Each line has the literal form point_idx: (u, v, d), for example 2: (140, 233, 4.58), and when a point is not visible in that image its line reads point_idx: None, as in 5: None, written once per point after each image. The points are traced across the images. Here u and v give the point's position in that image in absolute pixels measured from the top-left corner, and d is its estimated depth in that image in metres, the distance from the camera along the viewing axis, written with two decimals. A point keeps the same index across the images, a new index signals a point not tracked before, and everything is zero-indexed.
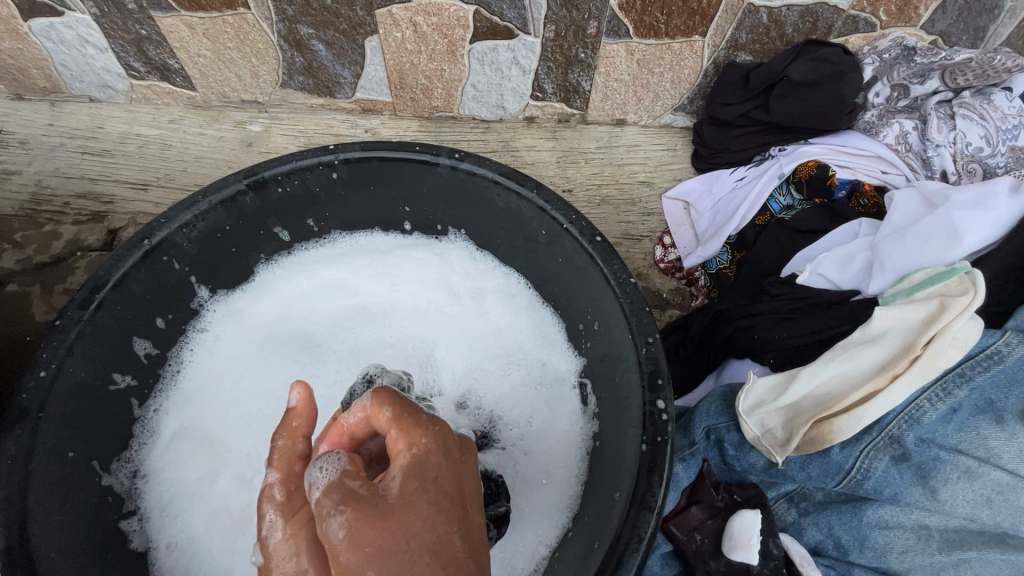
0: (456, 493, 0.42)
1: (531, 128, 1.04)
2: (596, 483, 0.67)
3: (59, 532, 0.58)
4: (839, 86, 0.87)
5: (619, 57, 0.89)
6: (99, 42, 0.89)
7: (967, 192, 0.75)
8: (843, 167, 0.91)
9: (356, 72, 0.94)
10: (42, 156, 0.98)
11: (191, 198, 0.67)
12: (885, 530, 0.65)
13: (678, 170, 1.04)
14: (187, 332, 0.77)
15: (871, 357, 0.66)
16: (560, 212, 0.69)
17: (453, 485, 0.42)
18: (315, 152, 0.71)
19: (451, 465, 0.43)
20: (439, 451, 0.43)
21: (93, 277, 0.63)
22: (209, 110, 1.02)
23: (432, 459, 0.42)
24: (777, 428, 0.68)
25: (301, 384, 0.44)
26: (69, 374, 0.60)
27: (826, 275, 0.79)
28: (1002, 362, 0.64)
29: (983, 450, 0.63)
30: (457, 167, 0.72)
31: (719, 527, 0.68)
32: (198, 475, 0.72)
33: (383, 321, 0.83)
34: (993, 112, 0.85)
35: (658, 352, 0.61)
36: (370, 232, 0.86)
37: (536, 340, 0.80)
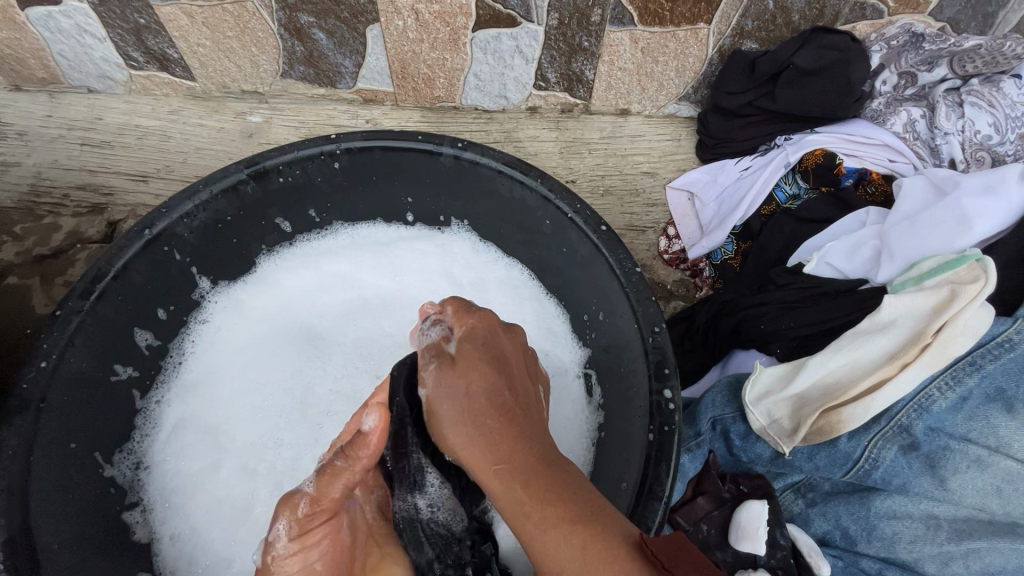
0: (495, 359, 0.53)
1: (533, 119, 1.03)
2: (601, 474, 0.66)
3: (61, 523, 0.57)
4: (846, 72, 0.86)
5: (623, 45, 0.88)
6: (97, 31, 0.88)
7: (977, 178, 0.74)
8: (850, 156, 0.90)
9: (357, 61, 0.93)
10: (40, 148, 0.97)
11: (191, 187, 0.66)
12: (894, 520, 0.64)
13: (683, 161, 1.03)
14: (188, 324, 0.76)
15: (880, 346, 0.66)
16: (564, 201, 0.68)
17: (491, 349, 0.54)
18: (317, 142, 0.70)
19: (491, 337, 0.55)
20: (475, 341, 0.54)
21: (93, 267, 0.62)
22: (208, 101, 1.01)
23: (479, 339, 0.54)
24: (784, 418, 0.67)
25: (376, 413, 0.57)
26: (70, 366, 0.60)
27: (834, 264, 0.79)
28: (1013, 350, 0.63)
29: (993, 440, 0.62)
30: (460, 157, 0.71)
31: (725, 518, 0.68)
32: (199, 466, 0.71)
33: (386, 313, 0.82)
34: (1001, 99, 0.84)
35: (665, 341, 0.60)
36: (372, 223, 0.85)
37: (539, 330, 0.80)
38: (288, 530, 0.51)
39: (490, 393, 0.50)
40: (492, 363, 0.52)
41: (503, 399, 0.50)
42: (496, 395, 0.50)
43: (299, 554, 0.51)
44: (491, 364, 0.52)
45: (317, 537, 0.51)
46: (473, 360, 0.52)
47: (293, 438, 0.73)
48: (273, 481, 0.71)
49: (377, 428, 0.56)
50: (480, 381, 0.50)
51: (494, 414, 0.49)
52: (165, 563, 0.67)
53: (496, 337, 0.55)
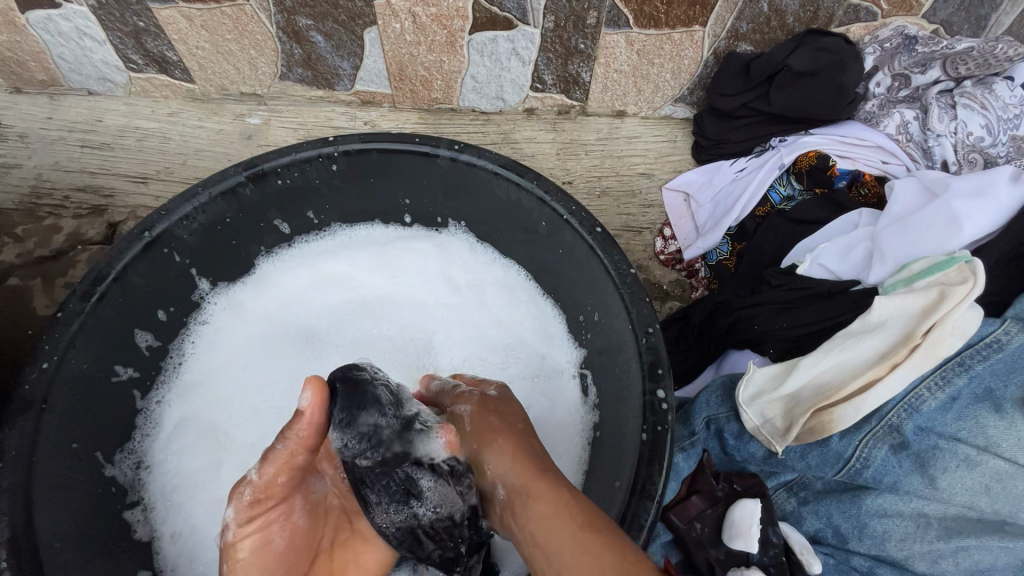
0: (506, 426, 0.57)
1: (530, 120, 1.03)
2: (596, 473, 0.67)
3: (63, 522, 0.58)
4: (840, 75, 0.87)
5: (619, 48, 0.89)
6: (97, 34, 0.89)
7: (967, 180, 0.74)
8: (843, 157, 0.90)
9: (355, 64, 0.94)
10: (41, 150, 0.98)
11: (190, 190, 0.67)
12: (884, 518, 0.65)
13: (679, 162, 1.03)
14: (188, 325, 0.77)
15: (871, 346, 0.67)
16: (560, 203, 0.68)
17: (496, 415, 0.59)
18: (314, 144, 0.71)
19: (490, 406, 0.60)
20: (484, 412, 0.59)
21: (94, 269, 0.63)
22: (208, 103, 1.02)
23: (489, 410, 0.59)
24: (776, 417, 0.68)
25: (311, 386, 0.51)
26: (71, 366, 0.61)
27: (826, 265, 0.79)
28: (1001, 351, 0.65)
29: (982, 439, 0.63)
30: (457, 159, 0.72)
31: (719, 517, 0.68)
32: (200, 465, 0.72)
33: (384, 314, 0.83)
34: (993, 101, 0.85)
35: (659, 342, 0.61)
36: (369, 224, 0.86)
37: (536, 331, 0.81)
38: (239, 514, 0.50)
39: (516, 456, 0.54)
40: (502, 432, 0.56)
41: (528, 459, 0.53)
42: (521, 456, 0.54)
43: (239, 543, 0.50)
44: (503, 432, 0.56)
45: (271, 520, 0.51)
46: (487, 428, 0.57)
47: None
48: None
49: (315, 406, 0.51)
50: (505, 448, 0.55)
51: (524, 475, 0.52)
52: (166, 560, 0.68)
53: (497, 405, 0.60)
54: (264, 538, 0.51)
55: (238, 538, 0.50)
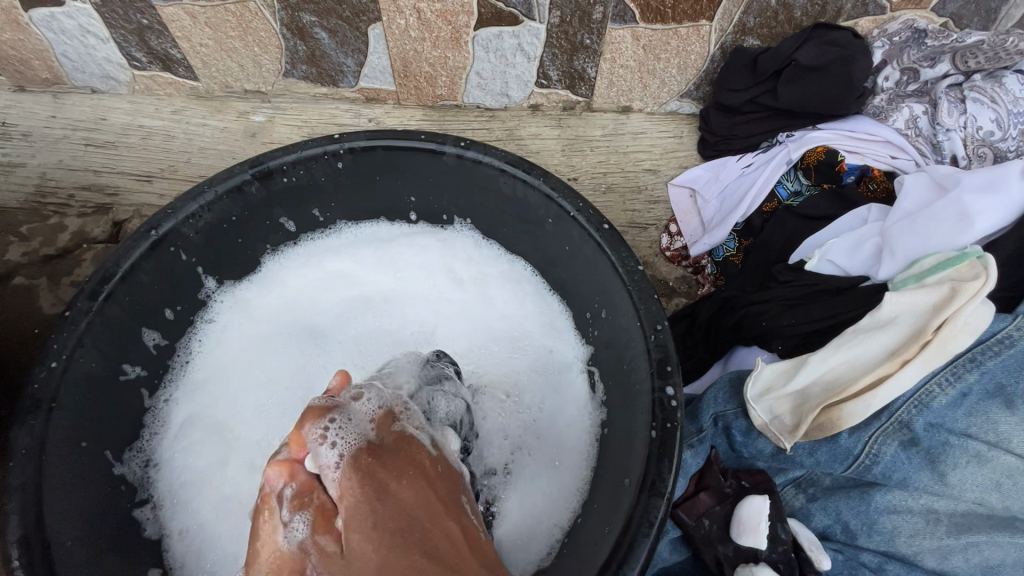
0: (410, 524, 0.36)
1: (535, 116, 1.03)
2: (604, 470, 0.67)
3: (74, 519, 0.59)
4: (847, 69, 0.87)
5: (625, 43, 0.89)
6: (101, 32, 0.88)
7: (978, 175, 0.74)
8: (851, 152, 0.90)
9: (359, 60, 0.93)
10: (45, 148, 0.97)
11: (197, 187, 0.67)
12: (894, 514, 0.65)
13: (684, 157, 1.03)
14: (194, 323, 0.77)
15: (880, 343, 0.66)
16: (567, 200, 0.68)
17: (399, 508, 0.37)
18: (321, 142, 0.71)
19: (390, 501, 0.37)
20: (375, 483, 0.38)
21: (101, 268, 0.63)
22: (211, 101, 1.02)
23: (388, 474, 0.38)
24: (785, 414, 0.68)
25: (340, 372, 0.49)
26: (80, 364, 0.61)
27: (835, 261, 0.79)
28: (1012, 347, 0.64)
29: (992, 435, 0.63)
30: (463, 156, 0.72)
31: (727, 513, 0.69)
32: (206, 463, 0.72)
33: (388, 309, 0.83)
34: (1003, 95, 0.84)
35: (667, 338, 0.61)
36: (375, 221, 0.86)
37: (542, 325, 0.81)
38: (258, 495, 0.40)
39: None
40: (404, 538, 0.35)
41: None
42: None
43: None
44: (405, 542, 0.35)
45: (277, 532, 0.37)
46: (366, 555, 0.34)
47: None
48: None
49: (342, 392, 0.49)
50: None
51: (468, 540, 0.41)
52: (175, 558, 0.68)
53: (398, 501, 0.37)
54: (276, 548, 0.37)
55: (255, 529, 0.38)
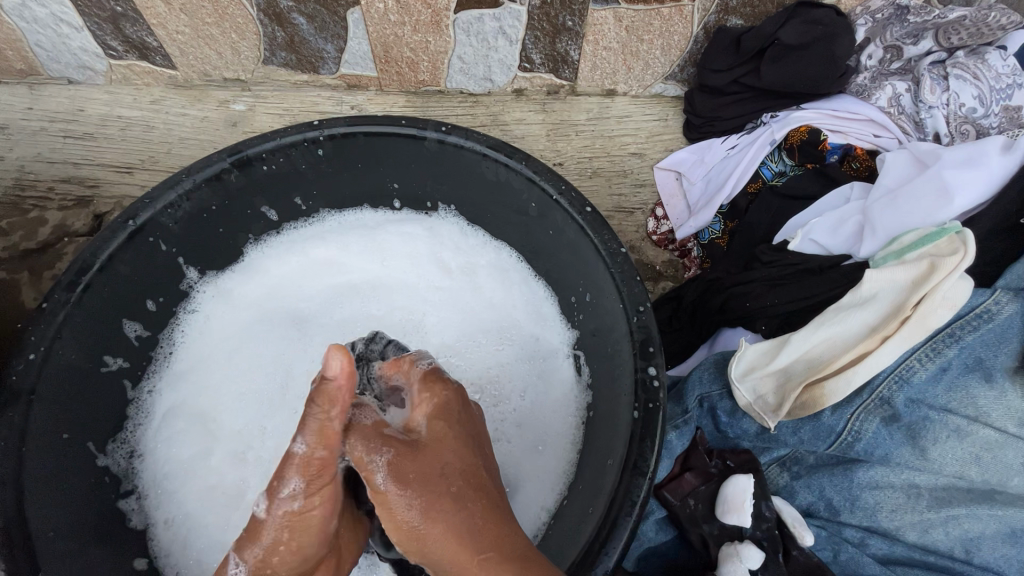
0: (474, 443, 0.53)
1: (519, 101, 1.02)
2: (589, 452, 0.67)
3: (58, 511, 0.59)
4: (831, 47, 0.86)
5: (608, 24, 0.88)
6: (74, 20, 0.86)
7: (959, 151, 0.74)
8: (835, 132, 0.90)
9: (339, 46, 0.92)
10: (23, 141, 0.96)
11: (174, 176, 0.66)
12: (876, 490, 0.66)
13: (670, 141, 1.02)
14: (177, 314, 0.77)
15: (861, 320, 0.67)
16: (549, 183, 0.68)
17: (470, 432, 0.53)
18: (300, 128, 0.69)
19: (468, 418, 0.54)
20: (461, 399, 0.55)
21: (79, 258, 0.62)
22: (191, 90, 1.00)
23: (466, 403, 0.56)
24: (768, 393, 0.68)
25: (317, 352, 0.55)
26: (60, 355, 0.60)
27: (818, 240, 0.79)
28: (991, 321, 0.64)
29: (972, 410, 0.64)
30: (444, 140, 0.71)
31: (712, 492, 0.69)
32: (191, 453, 0.72)
33: (374, 296, 0.83)
34: (986, 71, 0.84)
35: (649, 320, 0.61)
36: (358, 209, 0.85)
37: (528, 312, 0.80)
38: (299, 490, 0.46)
39: (465, 472, 0.50)
40: (474, 447, 0.52)
41: (478, 482, 0.50)
42: (473, 481, 0.49)
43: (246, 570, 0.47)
44: (473, 447, 0.52)
45: (314, 520, 0.47)
46: (451, 436, 0.51)
47: (281, 422, 0.74)
48: (262, 466, 0.72)
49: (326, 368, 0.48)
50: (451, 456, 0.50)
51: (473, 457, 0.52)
52: (161, 546, 0.68)
53: (470, 420, 0.55)
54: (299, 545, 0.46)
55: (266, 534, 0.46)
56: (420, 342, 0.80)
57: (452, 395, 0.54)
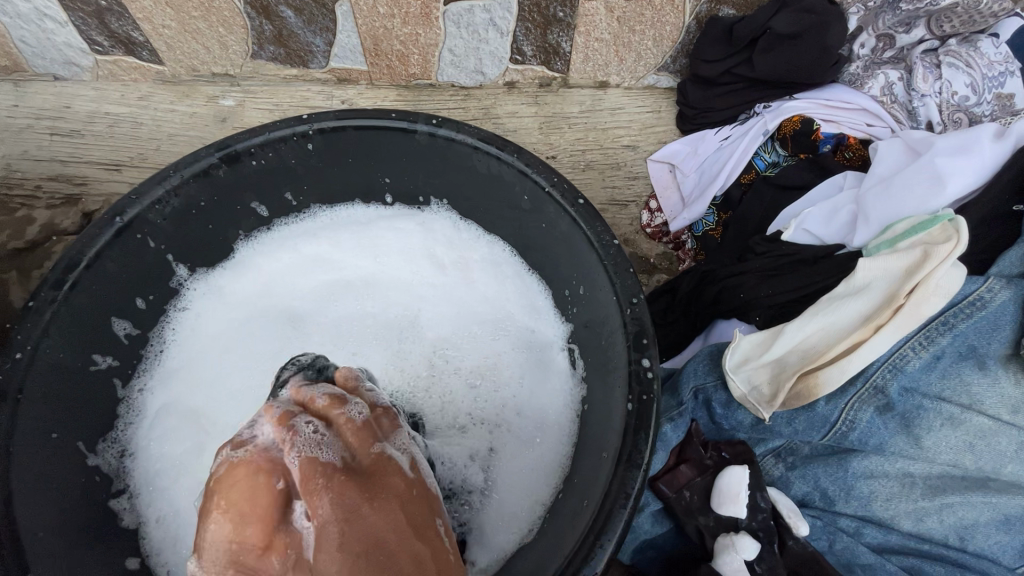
0: (381, 555, 0.35)
1: (512, 94, 1.01)
2: (584, 444, 0.67)
3: (47, 511, 0.58)
4: (823, 36, 0.85)
5: (599, 15, 0.87)
6: (58, 15, 0.84)
7: (952, 139, 0.74)
8: (827, 121, 0.89)
9: (328, 39, 0.91)
10: (9, 139, 0.95)
11: (161, 172, 0.65)
12: (870, 479, 0.66)
13: (663, 133, 1.02)
14: (168, 311, 0.76)
15: (856, 309, 0.66)
16: (541, 175, 0.67)
17: (363, 545, 0.35)
18: (289, 123, 0.69)
19: (358, 529, 0.35)
20: (343, 502, 0.37)
21: (65, 257, 0.61)
22: (179, 86, 0.99)
23: (360, 499, 0.37)
24: (763, 384, 0.68)
25: None
26: (47, 354, 0.60)
27: (811, 230, 0.80)
28: (985, 308, 0.64)
29: (965, 397, 0.64)
30: (435, 134, 0.70)
31: (707, 485, 0.69)
32: (182, 450, 0.71)
33: (367, 292, 0.82)
34: (979, 59, 0.84)
35: (643, 312, 0.61)
36: (349, 204, 0.84)
37: (522, 306, 0.80)
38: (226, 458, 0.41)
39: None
40: (378, 567, 0.34)
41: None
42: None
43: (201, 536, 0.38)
44: (372, 567, 0.34)
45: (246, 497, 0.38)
46: (382, 515, 0.37)
47: None
48: None
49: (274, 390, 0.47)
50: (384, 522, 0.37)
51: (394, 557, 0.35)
52: (152, 544, 0.67)
53: (365, 527, 0.36)
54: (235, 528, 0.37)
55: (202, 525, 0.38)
56: (415, 338, 0.79)
57: (328, 504, 0.37)
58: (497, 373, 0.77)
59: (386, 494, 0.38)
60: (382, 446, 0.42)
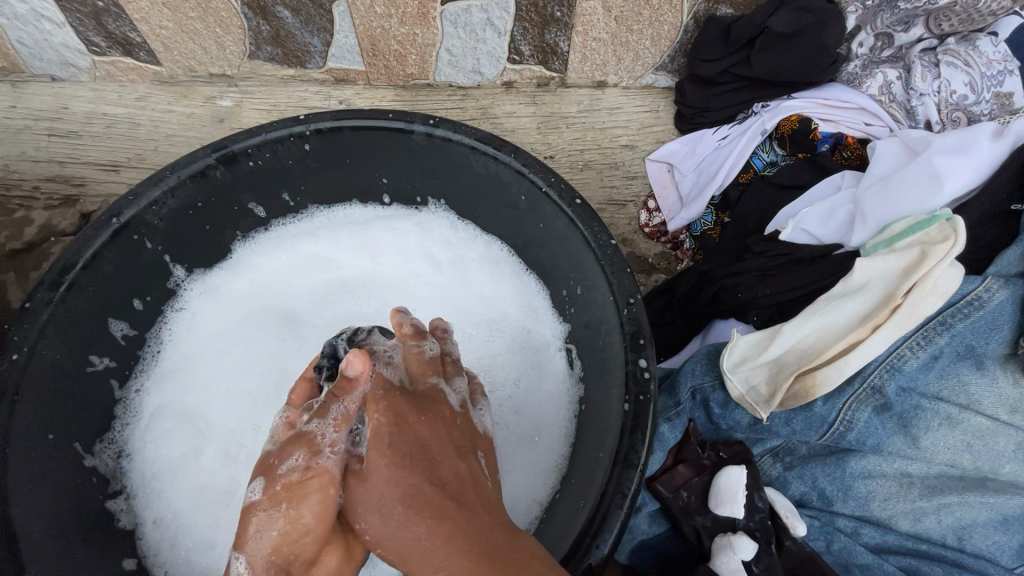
0: (423, 459, 0.48)
1: (509, 94, 1.01)
2: (581, 444, 0.67)
3: (44, 513, 0.58)
4: (820, 35, 0.85)
5: (596, 15, 0.87)
6: (55, 16, 0.84)
7: (950, 137, 0.74)
8: (826, 120, 0.89)
9: (326, 40, 0.91)
10: (6, 140, 0.95)
11: (158, 173, 0.65)
12: (868, 479, 0.66)
13: (661, 132, 1.02)
14: (166, 312, 0.76)
15: (853, 309, 0.66)
16: (538, 174, 0.67)
17: (410, 449, 0.49)
18: (285, 124, 0.68)
19: (408, 435, 0.50)
20: (397, 416, 0.51)
21: (61, 257, 0.61)
22: (176, 86, 0.99)
23: (409, 414, 0.51)
24: (761, 384, 0.67)
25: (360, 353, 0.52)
26: (44, 356, 0.60)
27: (809, 230, 0.79)
28: (982, 308, 0.64)
29: (963, 397, 0.64)
30: (432, 134, 0.70)
31: (705, 484, 0.69)
32: (179, 451, 0.71)
33: (365, 293, 0.82)
34: (977, 58, 0.84)
35: (640, 312, 0.61)
36: (347, 204, 0.84)
37: (520, 306, 0.80)
38: (300, 462, 0.49)
39: (407, 494, 0.47)
40: (421, 462, 0.48)
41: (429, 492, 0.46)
42: (420, 494, 0.46)
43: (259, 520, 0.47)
44: (415, 464, 0.48)
45: (309, 491, 0.48)
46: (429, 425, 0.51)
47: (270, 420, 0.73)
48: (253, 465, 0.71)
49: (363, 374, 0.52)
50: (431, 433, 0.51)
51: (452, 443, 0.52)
52: (149, 545, 0.67)
53: (415, 437, 0.50)
54: (292, 525, 0.47)
55: (255, 519, 0.47)
56: None
57: (383, 416, 0.50)
58: (494, 373, 0.76)
59: (432, 414, 0.52)
60: (437, 380, 0.55)
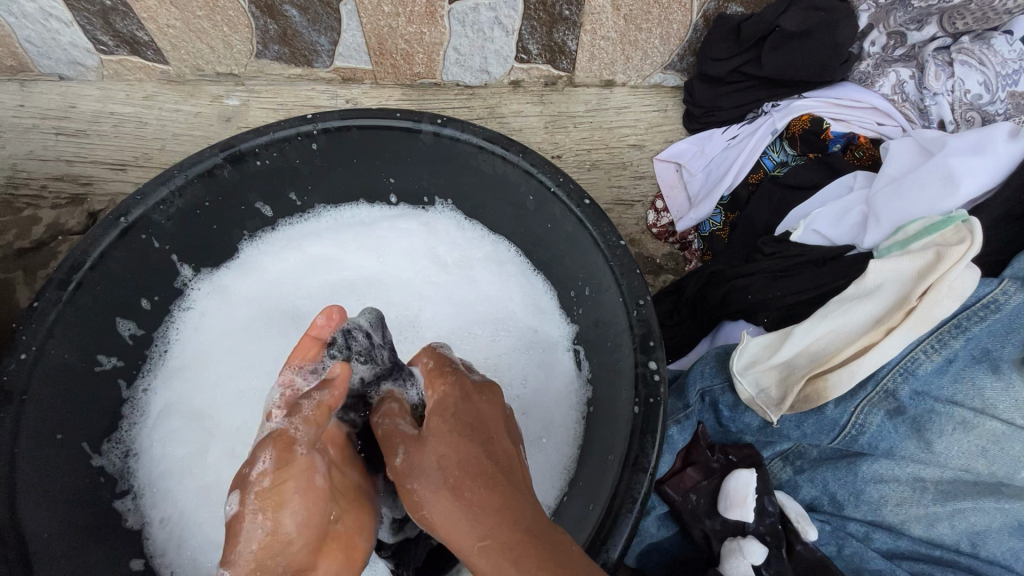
0: (483, 433, 0.47)
1: (517, 93, 1.01)
2: (590, 446, 0.66)
3: (51, 513, 0.58)
4: (834, 34, 0.85)
5: (605, 13, 0.86)
6: (64, 15, 0.84)
7: (964, 138, 0.73)
8: (837, 120, 0.89)
9: (333, 38, 0.91)
10: (15, 139, 0.95)
11: (166, 172, 0.65)
12: (880, 484, 0.66)
13: (669, 132, 1.01)
14: (172, 312, 0.76)
15: (865, 311, 0.65)
16: (546, 174, 0.66)
17: (472, 421, 0.48)
18: (293, 123, 0.68)
19: (472, 407, 0.49)
20: (464, 390, 0.51)
21: (70, 256, 0.61)
22: (184, 85, 0.99)
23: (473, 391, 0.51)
24: (771, 387, 0.67)
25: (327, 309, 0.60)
26: (52, 355, 0.59)
27: (820, 231, 0.79)
28: (999, 311, 0.63)
29: (978, 401, 0.63)
30: (440, 133, 0.69)
31: (714, 487, 0.68)
32: (186, 451, 0.71)
33: (371, 292, 0.82)
34: (992, 57, 0.82)
35: (649, 314, 0.60)
36: (354, 204, 0.84)
37: (527, 306, 0.79)
38: (269, 466, 0.46)
39: (467, 462, 0.45)
40: (480, 435, 0.47)
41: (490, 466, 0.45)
42: (478, 464, 0.45)
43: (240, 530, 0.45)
44: (475, 436, 0.47)
45: (285, 497, 0.45)
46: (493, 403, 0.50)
47: None
48: None
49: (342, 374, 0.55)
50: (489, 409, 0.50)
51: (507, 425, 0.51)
52: (156, 546, 0.67)
53: (477, 409, 0.49)
54: (276, 530, 0.44)
55: (240, 520, 0.45)
56: (418, 339, 0.79)
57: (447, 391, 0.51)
58: (501, 373, 0.76)
59: (492, 396, 0.51)
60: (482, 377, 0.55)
